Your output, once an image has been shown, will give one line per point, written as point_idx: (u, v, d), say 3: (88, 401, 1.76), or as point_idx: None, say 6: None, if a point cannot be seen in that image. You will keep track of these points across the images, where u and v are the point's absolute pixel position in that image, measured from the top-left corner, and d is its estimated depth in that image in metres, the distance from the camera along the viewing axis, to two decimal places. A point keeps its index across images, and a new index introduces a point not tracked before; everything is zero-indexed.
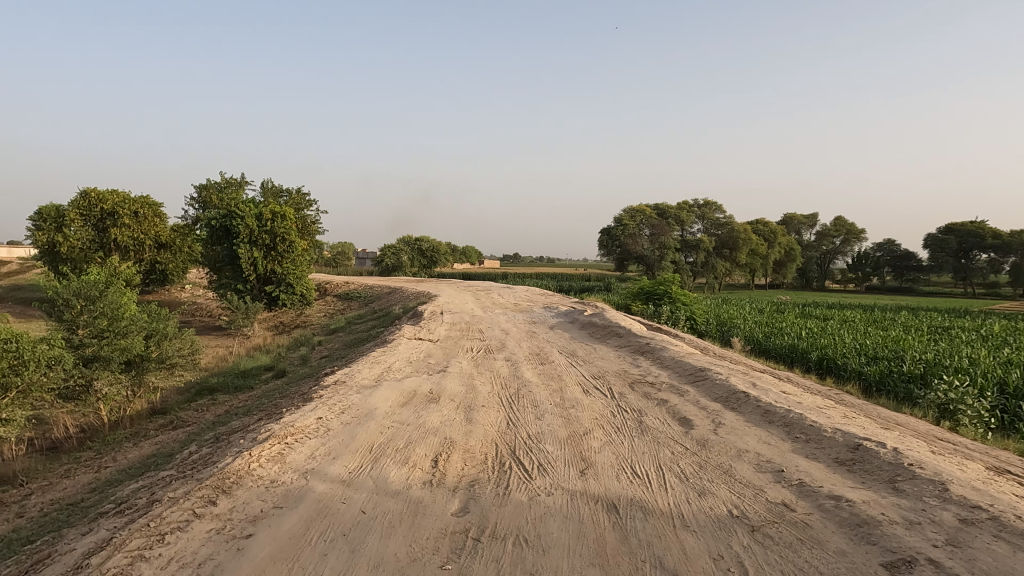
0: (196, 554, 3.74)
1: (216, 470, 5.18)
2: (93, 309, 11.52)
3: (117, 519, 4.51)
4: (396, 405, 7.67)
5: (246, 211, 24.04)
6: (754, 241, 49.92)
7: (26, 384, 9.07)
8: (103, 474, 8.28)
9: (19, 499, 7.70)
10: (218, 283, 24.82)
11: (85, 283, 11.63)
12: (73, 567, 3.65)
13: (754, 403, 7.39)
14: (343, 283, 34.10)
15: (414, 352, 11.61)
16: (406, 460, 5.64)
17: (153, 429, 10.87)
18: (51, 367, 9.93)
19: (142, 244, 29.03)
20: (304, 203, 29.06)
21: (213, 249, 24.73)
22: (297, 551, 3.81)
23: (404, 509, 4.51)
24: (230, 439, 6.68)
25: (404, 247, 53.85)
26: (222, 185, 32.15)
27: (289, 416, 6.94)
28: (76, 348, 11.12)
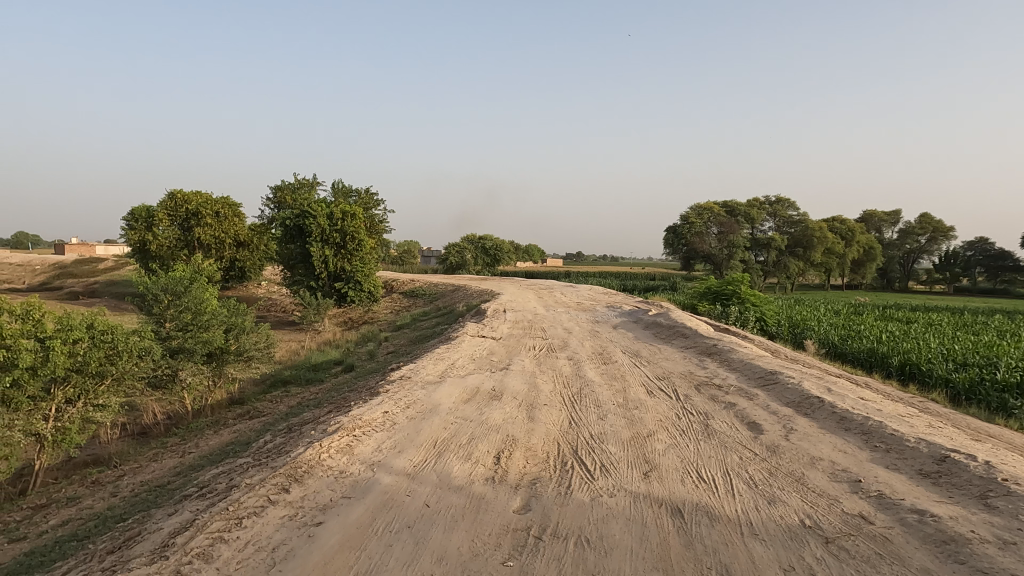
0: (270, 538, 3.92)
1: (289, 459, 5.41)
2: (179, 303, 12.23)
3: (199, 502, 4.78)
4: (459, 401, 7.79)
5: (319, 211, 25.04)
6: (831, 240, 47.69)
7: (120, 372, 9.77)
8: (187, 459, 8.81)
9: (113, 480, 8.31)
10: (291, 280, 25.95)
11: (171, 278, 12.33)
12: (160, 545, 3.89)
13: (829, 409, 7.06)
14: (409, 281, 34.87)
15: (477, 349, 11.75)
16: (469, 456, 5.71)
17: (232, 418, 11.48)
18: (142, 357, 10.62)
19: (223, 243, 30.62)
20: (373, 203, 29.87)
21: (287, 247, 25.84)
22: (364, 541, 3.93)
23: (467, 505, 4.57)
24: (302, 430, 6.96)
25: (468, 245, 54.62)
26: (296, 185, 33.57)
27: (357, 409, 7.17)
28: (164, 340, 11.88)
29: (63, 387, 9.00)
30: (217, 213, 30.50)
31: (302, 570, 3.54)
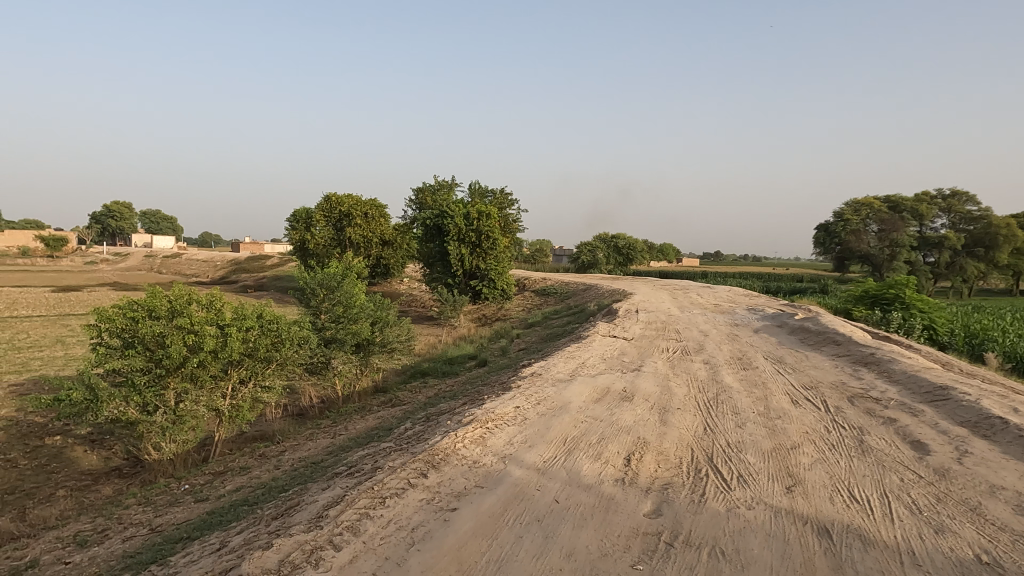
0: (410, 519, 4.17)
1: (427, 446, 5.71)
2: (332, 297, 13.33)
3: (348, 480, 5.20)
4: (589, 400, 7.77)
5: (456, 211, 26.23)
6: (1021, 239, 41.47)
7: (283, 358, 10.84)
8: (337, 440, 9.62)
9: (277, 454, 9.29)
10: (430, 277, 27.49)
11: (326, 274, 13.51)
12: (316, 515, 4.29)
13: (1016, 432, 6.15)
14: (541, 279, 35.34)
15: (608, 349, 11.64)
16: (599, 455, 5.68)
17: (376, 405, 12.34)
18: (301, 345, 11.69)
19: (370, 242, 32.89)
20: (507, 203, 30.56)
21: (427, 246, 27.34)
22: (496, 530, 4.05)
23: (596, 504, 4.55)
24: (439, 420, 7.33)
25: (601, 244, 54.24)
26: (436, 187, 35.25)
27: (490, 402, 7.40)
28: (320, 331, 13.03)
29: (238, 369, 10.18)
30: (366, 215, 32.96)
31: (438, 551, 3.74)
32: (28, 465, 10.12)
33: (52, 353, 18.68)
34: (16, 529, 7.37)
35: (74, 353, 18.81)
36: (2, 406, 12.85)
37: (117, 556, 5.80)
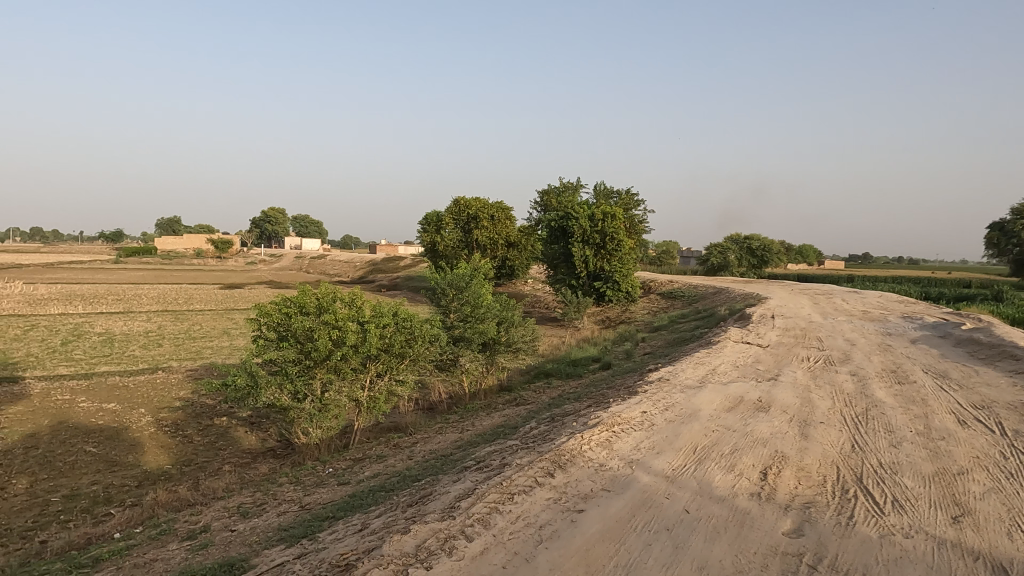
0: (538, 516, 4.24)
1: (553, 446, 5.77)
2: (461, 297, 13.83)
3: (478, 474, 5.39)
4: (721, 408, 7.44)
5: (580, 212, 26.26)
6: None
7: (415, 354, 11.40)
8: (465, 435, 9.97)
9: (410, 445, 9.81)
10: (554, 279, 27.72)
11: (456, 275, 14.09)
12: (448, 505, 4.49)
13: None
14: (668, 282, 34.32)
15: (741, 356, 11.07)
16: (732, 467, 5.43)
17: (502, 403, 12.65)
18: (432, 343, 12.24)
19: (496, 244, 33.66)
20: (633, 203, 29.99)
21: (552, 248, 27.62)
22: (624, 535, 4.01)
23: (730, 517, 4.36)
24: (564, 421, 7.36)
25: (733, 245, 51.68)
26: (561, 189, 35.51)
27: (616, 406, 7.33)
28: (449, 329, 13.57)
29: (375, 363, 10.85)
30: (492, 217, 33.91)
31: (566, 551, 3.77)
32: (201, 441, 11.50)
33: (220, 343, 21.08)
34: (192, 497, 8.40)
35: (237, 344, 21.10)
36: (182, 389, 14.73)
37: (273, 528, 6.43)
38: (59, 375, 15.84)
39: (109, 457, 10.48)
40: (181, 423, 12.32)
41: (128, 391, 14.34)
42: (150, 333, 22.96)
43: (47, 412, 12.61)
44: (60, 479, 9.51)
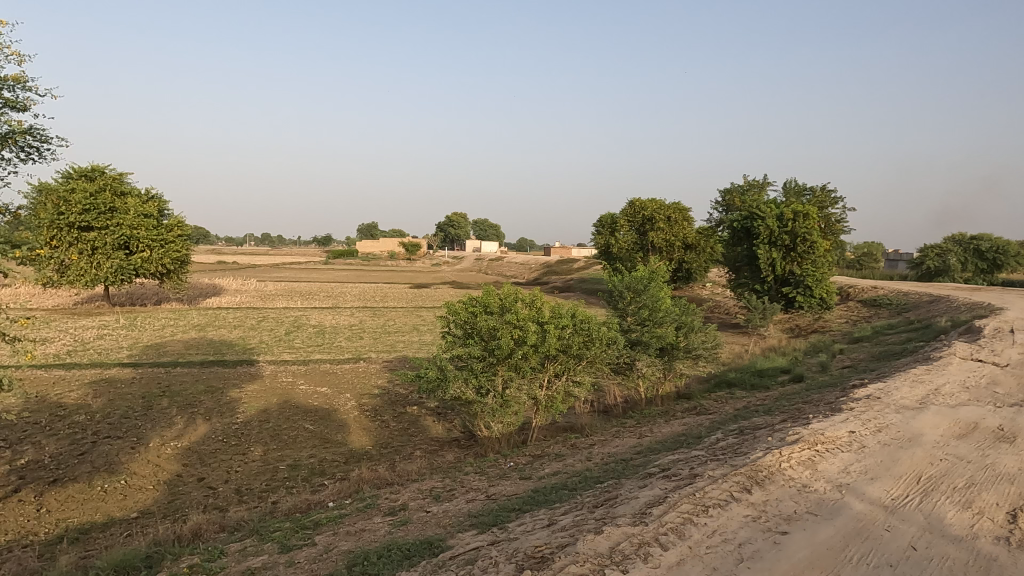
0: (737, 533, 4.05)
1: (748, 461, 5.46)
2: (639, 300, 13.57)
3: (667, 482, 5.28)
4: (950, 435, 6.48)
5: (767, 212, 24.55)
6: None
7: (592, 356, 11.39)
8: (644, 441, 9.79)
9: (588, 447, 9.88)
10: (736, 282, 26.52)
11: (634, 278, 13.88)
12: (639, 511, 4.47)
13: None
14: (872, 287, 30.63)
15: (971, 375, 9.53)
16: (969, 504, 4.72)
17: (681, 411, 12.23)
18: (609, 346, 12.18)
19: (673, 246, 32.62)
20: (829, 201, 27.24)
21: (734, 250, 26.52)
22: (838, 566, 3.68)
23: (971, 562, 3.79)
24: (756, 435, 6.92)
25: (955, 246, 44.68)
26: (745, 187, 33.51)
27: (818, 423, 6.71)
28: (626, 332, 13.39)
29: (553, 363, 11.05)
30: (669, 218, 33.04)
31: None
32: (396, 427, 12.63)
33: (411, 338, 23.00)
34: (390, 477, 9.26)
35: (425, 339, 22.86)
36: (381, 378, 16.33)
37: (464, 513, 6.87)
38: (284, 360, 18.40)
39: (322, 435, 11.95)
40: (380, 409, 13.65)
41: (337, 377, 16.22)
42: (353, 326, 25.74)
43: (276, 391, 14.72)
44: (286, 450, 11.05)
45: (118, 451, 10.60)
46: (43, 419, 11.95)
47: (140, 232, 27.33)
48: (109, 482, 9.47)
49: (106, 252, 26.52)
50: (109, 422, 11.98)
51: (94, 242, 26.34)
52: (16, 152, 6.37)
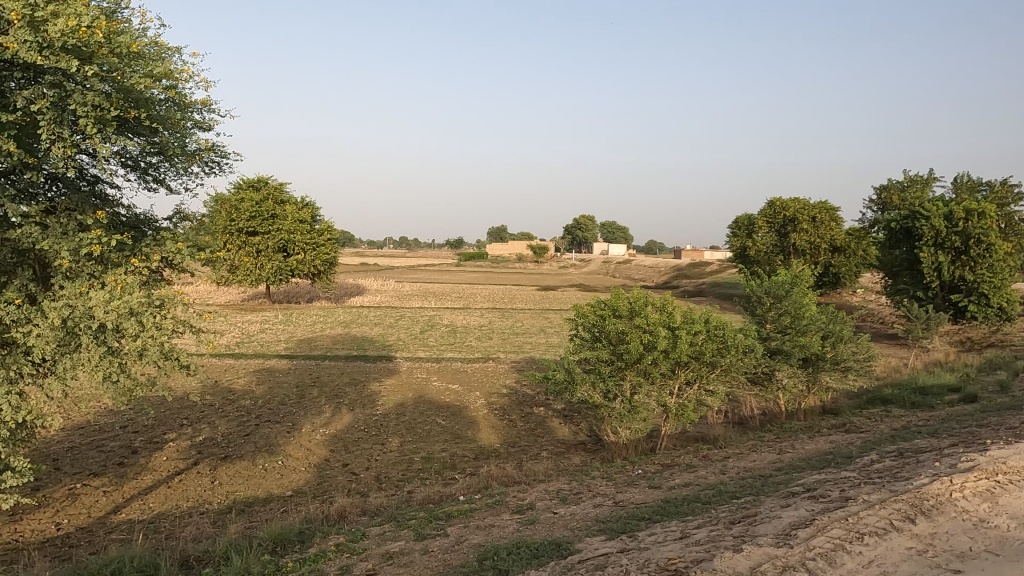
0: (897, 567, 3.71)
1: (911, 487, 4.94)
2: (780, 306, 12.70)
3: (814, 505, 4.93)
4: None
5: (932, 211, 22.08)
6: None
7: (727, 364, 10.79)
8: (784, 457, 9.16)
9: (722, 459, 9.43)
10: (894, 288, 23.92)
11: (774, 282, 12.98)
12: (783, 532, 4.23)
13: None
14: None
15: None
16: None
17: (827, 427, 11.29)
18: (746, 354, 11.51)
19: (818, 248, 30.20)
20: (1012, 197, 23.87)
21: (892, 253, 24.15)
22: None
23: None
24: (920, 459, 6.23)
25: None
26: (905, 184, 30.35)
27: (998, 450, 5.91)
28: (765, 340, 12.59)
29: (685, 370, 10.64)
30: (814, 219, 30.77)
31: None
32: (524, 427, 12.84)
33: (538, 340, 23.26)
34: (517, 475, 9.42)
35: (552, 341, 23.02)
36: (509, 378, 16.70)
37: (591, 518, 6.84)
38: (419, 357, 19.39)
39: (453, 430, 12.43)
40: (507, 409, 13.94)
41: (467, 376, 16.80)
42: (483, 327, 26.54)
43: (412, 386, 15.54)
44: (420, 443, 11.63)
45: (276, 434, 11.75)
46: (217, 402, 13.54)
47: (296, 236, 30.10)
48: (269, 461, 10.52)
49: (268, 255, 29.51)
50: (269, 408, 13.31)
51: (258, 246, 29.42)
52: (202, 168, 7.25)
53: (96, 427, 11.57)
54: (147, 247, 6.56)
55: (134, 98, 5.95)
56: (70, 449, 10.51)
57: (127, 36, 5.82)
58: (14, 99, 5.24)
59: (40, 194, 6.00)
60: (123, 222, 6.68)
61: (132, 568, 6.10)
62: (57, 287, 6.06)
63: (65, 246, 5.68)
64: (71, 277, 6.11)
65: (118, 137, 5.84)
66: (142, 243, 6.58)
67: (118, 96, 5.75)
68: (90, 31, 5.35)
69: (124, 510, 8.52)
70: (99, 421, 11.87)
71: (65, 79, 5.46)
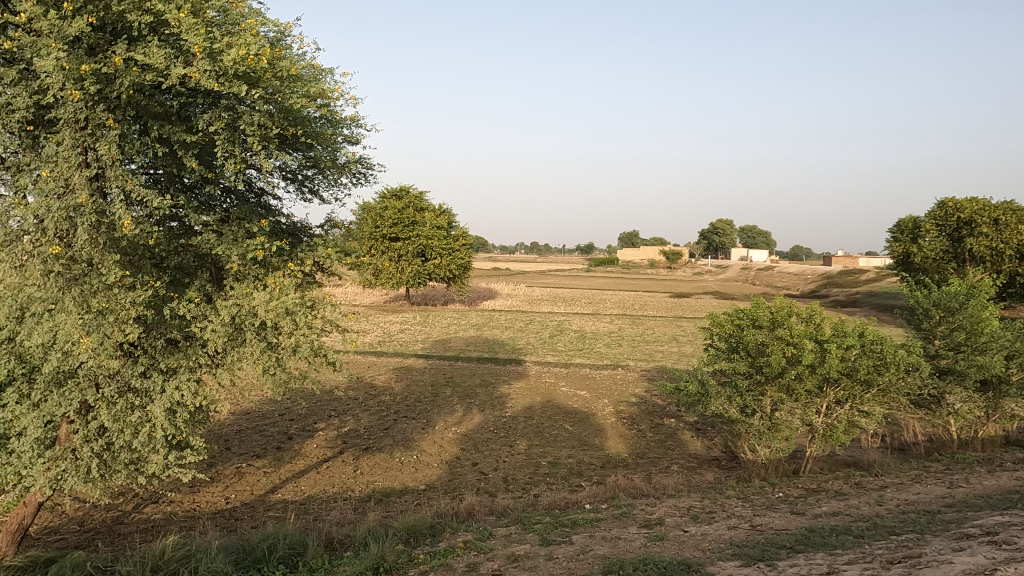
0: None
1: None
2: (952, 320, 11.22)
3: (997, 552, 4.31)
4: None
5: None
6: None
7: (886, 384, 9.66)
8: (956, 493, 8.05)
9: (878, 489, 8.48)
10: None
11: (945, 294, 11.50)
12: None
13: None
14: None
15: None
16: None
17: (1012, 462, 9.77)
18: (909, 373, 10.25)
19: (1002, 255, 26.45)
20: None
21: None
22: None
23: None
24: None
25: None
26: None
27: None
28: (932, 358, 11.19)
29: (834, 388, 9.70)
30: (997, 221, 26.97)
31: None
32: (653, 438, 12.44)
33: (670, 349, 22.48)
34: (646, 488, 9.13)
35: (685, 350, 22.14)
36: (638, 386, 16.29)
37: (725, 540, 6.44)
38: (548, 361, 19.51)
39: (581, 436, 12.34)
40: (637, 418, 13.60)
41: (595, 382, 16.62)
42: (612, 333, 26.18)
43: (540, 391, 15.65)
44: (547, 447, 11.67)
45: (412, 430, 12.37)
46: (360, 396, 14.53)
47: (434, 242, 31.58)
48: (405, 455, 11.09)
49: (409, 259, 31.26)
50: (406, 404, 14.06)
51: (399, 251, 31.27)
52: (351, 179, 7.78)
53: (260, 414, 12.90)
54: (302, 252, 7.17)
55: (292, 117, 6.53)
56: (239, 432, 11.81)
57: (288, 61, 6.39)
58: (197, 122, 5.97)
59: (216, 205, 6.77)
60: (283, 230, 7.34)
61: (285, 545, 6.67)
62: (229, 289, 6.79)
63: (235, 251, 6.36)
64: (240, 279, 6.83)
65: (279, 153, 6.46)
66: (298, 249, 7.19)
67: (279, 115, 6.35)
68: (257, 58, 5.96)
69: (280, 491, 9.40)
70: (262, 409, 13.21)
71: (237, 102, 6.13)
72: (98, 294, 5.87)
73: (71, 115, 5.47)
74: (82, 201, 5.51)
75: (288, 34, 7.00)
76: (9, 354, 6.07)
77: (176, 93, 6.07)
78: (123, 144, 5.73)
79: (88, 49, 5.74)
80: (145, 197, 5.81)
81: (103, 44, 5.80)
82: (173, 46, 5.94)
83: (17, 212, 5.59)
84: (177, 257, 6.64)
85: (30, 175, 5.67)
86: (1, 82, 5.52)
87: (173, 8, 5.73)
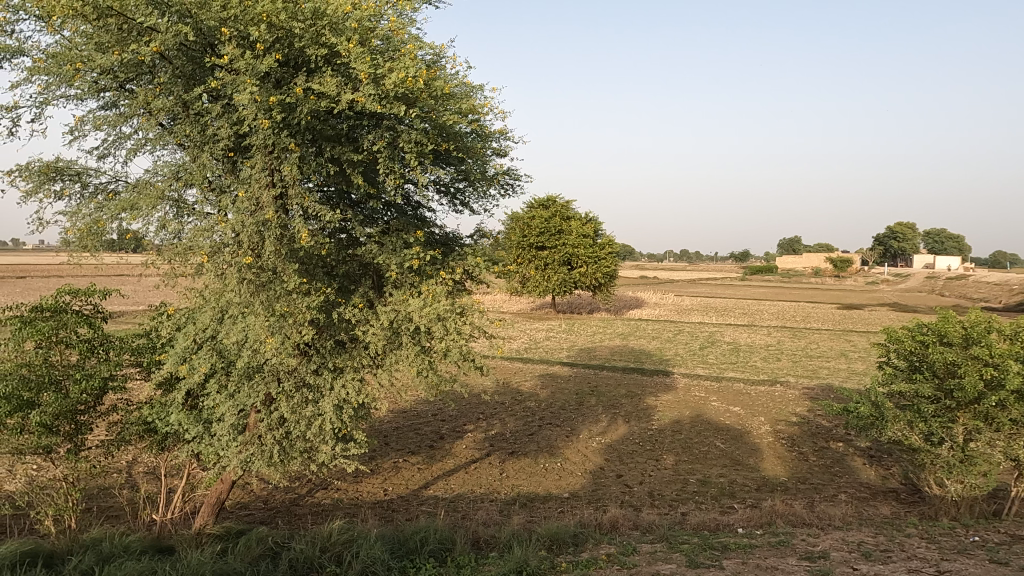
0: None
1: None
2: None
3: None
4: None
5: None
6: None
7: None
8: None
9: None
10: None
11: None
12: None
13: None
14: None
15: None
16: None
17: None
18: None
19: None
20: None
21: None
22: None
23: None
24: None
25: None
26: None
27: None
28: None
29: None
30: None
31: None
32: (817, 462, 11.39)
33: (837, 365, 20.45)
34: (808, 516, 8.37)
35: (855, 368, 20.04)
36: (801, 405, 15.02)
37: None
38: (698, 374, 18.69)
39: (733, 455, 11.64)
40: (798, 439, 12.55)
41: (750, 398, 15.61)
42: (770, 346, 24.45)
43: (688, 404, 15.01)
44: (696, 464, 11.14)
45: (557, 437, 12.46)
46: (507, 401, 14.93)
47: (580, 249, 31.62)
48: (549, 462, 11.19)
49: (555, 267, 31.66)
50: (552, 411, 14.20)
51: (545, 260, 31.78)
52: (500, 189, 8.03)
53: (416, 413, 13.74)
54: (453, 261, 7.54)
55: (446, 133, 6.89)
56: (397, 429, 12.67)
57: (442, 80, 6.75)
58: (363, 143, 6.53)
59: (379, 218, 7.35)
60: (437, 240, 7.77)
61: (435, 539, 7.01)
62: (388, 295, 7.32)
63: (394, 259, 6.85)
64: (398, 286, 7.33)
65: (433, 167, 6.87)
66: (450, 258, 7.57)
67: (433, 132, 6.75)
68: (414, 80, 6.37)
69: (432, 487, 9.91)
70: (418, 408, 14.07)
71: (397, 122, 6.61)
72: (281, 299, 6.63)
73: (262, 142, 6.23)
74: (269, 217, 6.26)
75: (443, 55, 7.40)
76: (212, 350, 6.93)
77: (346, 117, 6.67)
78: (302, 165, 6.43)
79: (275, 82, 6.52)
80: (320, 212, 6.47)
81: (287, 77, 6.56)
82: (343, 74, 6.55)
83: (220, 227, 6.47)
84: (345, 266, 7.29)
85: (230, 196, 6.55)
86: (209, 116, 6.43)
87: (343, 40, 6.30)
